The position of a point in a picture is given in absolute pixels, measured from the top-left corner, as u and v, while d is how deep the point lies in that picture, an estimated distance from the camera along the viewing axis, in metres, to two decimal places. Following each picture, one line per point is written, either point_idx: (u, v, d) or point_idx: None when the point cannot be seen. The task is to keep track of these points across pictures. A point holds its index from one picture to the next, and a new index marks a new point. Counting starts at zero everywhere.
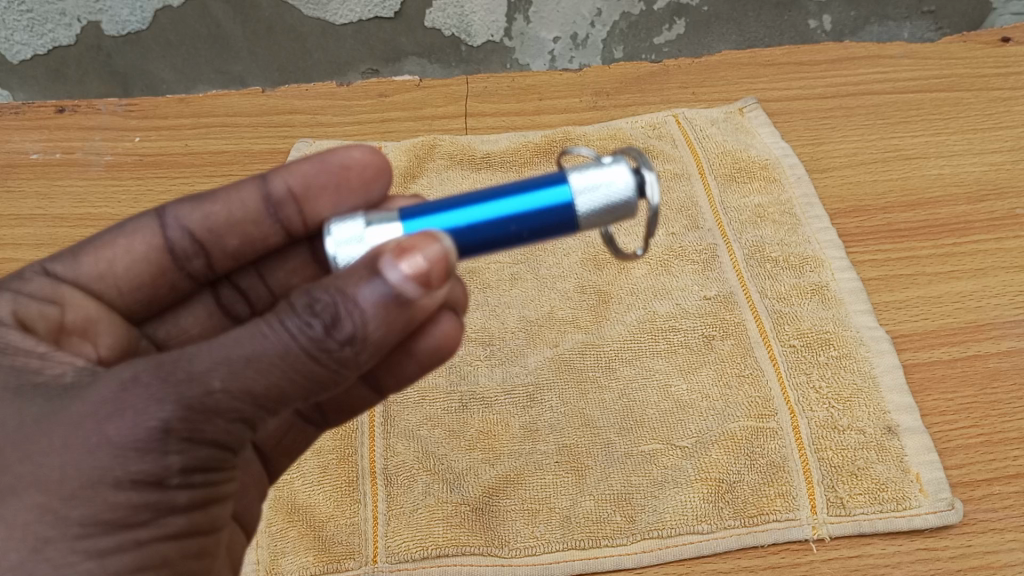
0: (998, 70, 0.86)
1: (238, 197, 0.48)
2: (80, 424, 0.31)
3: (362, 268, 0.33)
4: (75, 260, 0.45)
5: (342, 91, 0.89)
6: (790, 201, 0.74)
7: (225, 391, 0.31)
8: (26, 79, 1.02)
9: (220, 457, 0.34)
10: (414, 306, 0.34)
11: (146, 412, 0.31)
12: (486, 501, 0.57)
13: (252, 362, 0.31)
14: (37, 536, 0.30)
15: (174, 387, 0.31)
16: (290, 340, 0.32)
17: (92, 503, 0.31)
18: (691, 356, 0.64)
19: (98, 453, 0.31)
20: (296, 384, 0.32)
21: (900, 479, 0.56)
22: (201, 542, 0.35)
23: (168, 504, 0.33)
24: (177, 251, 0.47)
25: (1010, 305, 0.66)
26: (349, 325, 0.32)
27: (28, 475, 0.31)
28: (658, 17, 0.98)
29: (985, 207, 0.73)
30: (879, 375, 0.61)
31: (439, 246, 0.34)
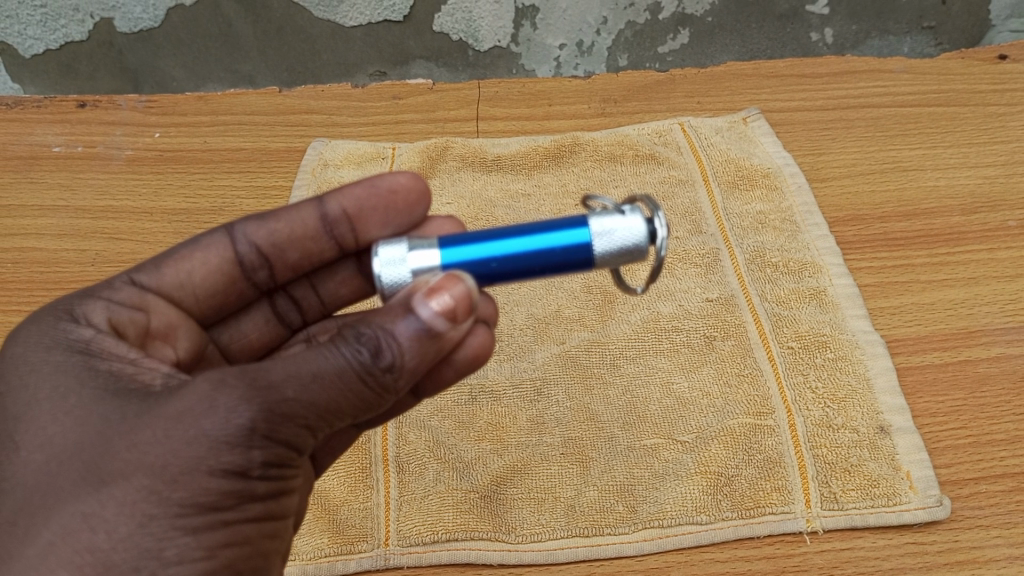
0: (994, 86, 0.89)
1: (298, 216, 0.50)
2: (179, 417, 0.33)
3: (399, 307, 0.37)
4: (157, 271, 0.47)
5: (357, 93, 0.92)
6: (790, 209, 0.76)
7: (297, 400, 0.34)
8: (39, 73, 1.04)
9: (293, 452, 0.35)
10: (447, 339, 0.37)
11: (235, 410, 0.32)
12: (494, 489, 0.59)
13: (317, 378, 0.34)
14: (143, 513, 0.31)
15: (257, 391, 0.33)
16: (342, 367, 0.35)
17: (190, 487, 0.32)
18: (692, 355, 0.66)
19: (195, 444, 0.32)
20: (352, 402, 0.35)
21: (890, 476, 0.59)
22: (274, 526, 0.36)
23: (250, 492, 0.34)
24: (245, 263, 0.49)
25: (1001, 314, 0.68)
26: (390, 355, 0.35)
27: (134, 459, 0.32)
28: (663, 27, 1.01)
29: (978, 218, 0.75)
30: (873, 377, 0.64)
31: (465, 285, 0.38)
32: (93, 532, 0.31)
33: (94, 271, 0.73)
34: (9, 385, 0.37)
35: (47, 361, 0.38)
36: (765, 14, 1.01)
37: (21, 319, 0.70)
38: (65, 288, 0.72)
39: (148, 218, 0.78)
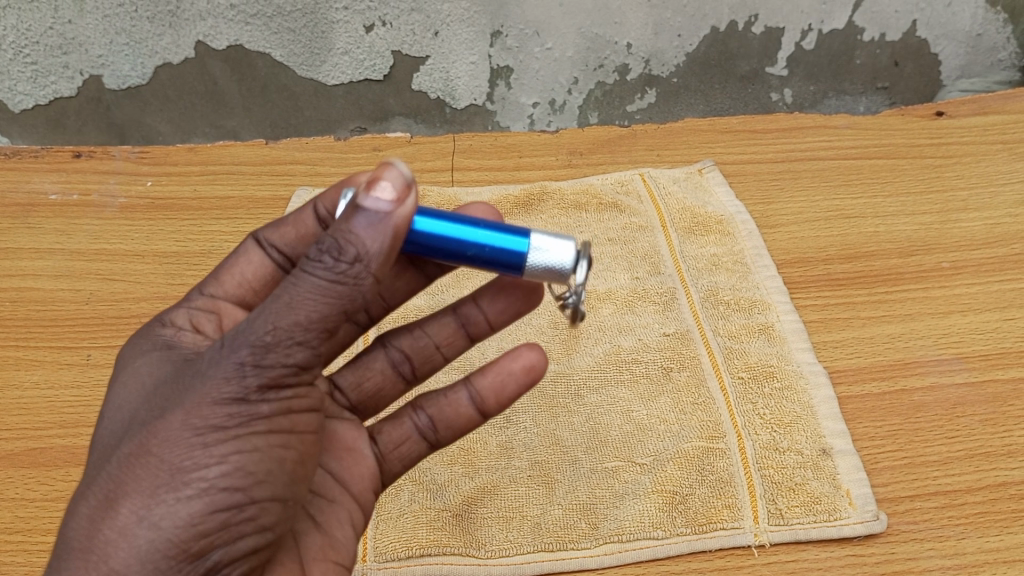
0: (931, 141, 0.96)
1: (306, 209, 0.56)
2: (198, 371, 0.40)
3: (347, 210, 0.39)
4: (219, 282, 0.53)
5: (339, 145, 0.98)
6: (742, 252, 0.82)
7: (278, 324, 0.37)
8: (26, 127, 1.06)
9: (293, 376, 0.39)
10: (400, 218, 0.39)
11: (231, 354, 0.38)
12: (465, 509, 0.63)
13: (291, 299, 0.37)
14: (167, 439, 0.38)
15: (244, 336, 0.38)
16: (313, 277, 0.37)
17: (197, 415, 0.38)
18: (651, 385, 0.71)
19: (203, 385, 0.38)
20: (336, 305, 0.38)
21: (832, 493, 0.64)
22: (286, 439, 0.40)
23: (255, 412, 0.38)
24: (281, 258, 0.55)
25: (935, 346, 0.74)
26: (353, 248, 0.38)
27: (168, 405, 0.39)
28: (630, 87, 1.08)
29: (914, 261, 0.82)
30: (816, 405, 0.69)
31: (395, 168, 0.40)
32: (135, 461, 0.38)
33: (89, 309, 0.78)
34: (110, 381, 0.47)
35: (137, 358, 0.46)
36: (726, 76, 1.08)
37: (17, 355, 0.74)
38: (60, 325, 0.76)
39: (141, 260, 0.83)
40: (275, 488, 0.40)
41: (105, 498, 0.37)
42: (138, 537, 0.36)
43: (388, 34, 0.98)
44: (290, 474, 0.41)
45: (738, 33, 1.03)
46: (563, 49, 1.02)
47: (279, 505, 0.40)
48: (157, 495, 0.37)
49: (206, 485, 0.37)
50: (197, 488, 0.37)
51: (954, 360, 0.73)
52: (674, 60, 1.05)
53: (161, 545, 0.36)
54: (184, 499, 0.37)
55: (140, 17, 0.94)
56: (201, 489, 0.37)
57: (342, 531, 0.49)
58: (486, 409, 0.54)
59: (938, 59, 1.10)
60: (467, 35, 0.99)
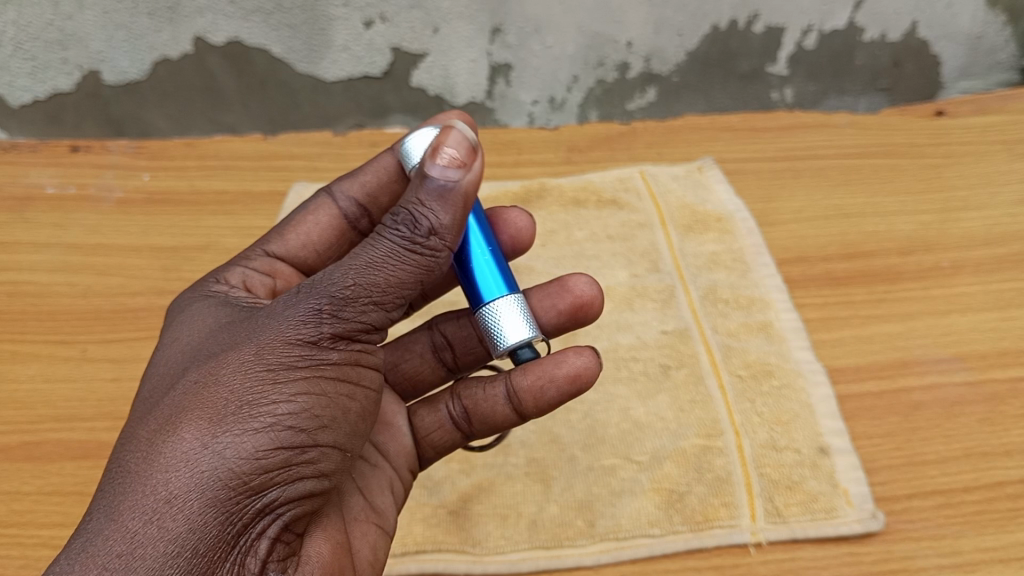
0: (931, 141, 0.96)
1: (378, 166, 0.59)
2: (268, 317, 0.42)
3: (417, 179, 0.43)
4: (283, 240, 0.58)
5: (337, 140, 0.98)
6: (741, 250, 0.82)
7: (357, 280, 0.42)
8: (24, 122, 1.03)
9: (361, 330, 0.43)
10: (467, 185, 0.43)
11: (307, 300, 0.42)
12: (462, 505, 0.63)
13: (370, 262, 0.42)
14: (239, 372, 0.39)
15: (322, 286, 0.42)
16: (389, 243, 0.42)
17: (272, 352, 0.40)
18: (648, 383, 0.71)
19: (279, 326, 0.41)
20: (409, 271, 0.43)
21: (829, 492, 0.63)
22: (350, 393, 0.43)
23: (323, 359, 0.41)
24: (348, 216, 0.59)
25: (935, 345, 0.74)
26: (425, 220, 0.42)
27: (237, 345, 0.41)
28: (630, 85, 1.07)
29: (914, 260, 0.82)
30: (815, 404, 0.69)
31: (459, 130, 0.43)
32: (202, 391, 0.39)
33: (85, 303, 0.77)
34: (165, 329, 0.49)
35: (199, 307, 0.49)
36: (727, 75, 1.08)
37: (13, 349, 0.73)
38: (56, 319, 0.76)
39: (137, 255, 0.82)
40: (336, 436, 0.42)
41: (167, 425, 0.37)
42: (202, 462, 0.36)
43: (387, 30, 0.98)
44: (349, 429, 0.43)
45: (739, 31, 1.03)
46: (563, 47, 1.01)
47: (338, 455, 0.42)
48: (225, 424, 0.37)
49: (274, 419, 0.39)
50: (264, 421, 0.38)
51: (953, 360, 0.73)
52: (674, 58, 1.05)
53: (224, 473, 0.36)
54: (253, 429, 0.38)
55: (139, 12, 0.93)
56: (269, 423, 0.38)
57: (382, 495, 0.52)
58: (523, 411, 0.51)
59: (938, 59, 1.10)
60: (467, 32, 0.99)
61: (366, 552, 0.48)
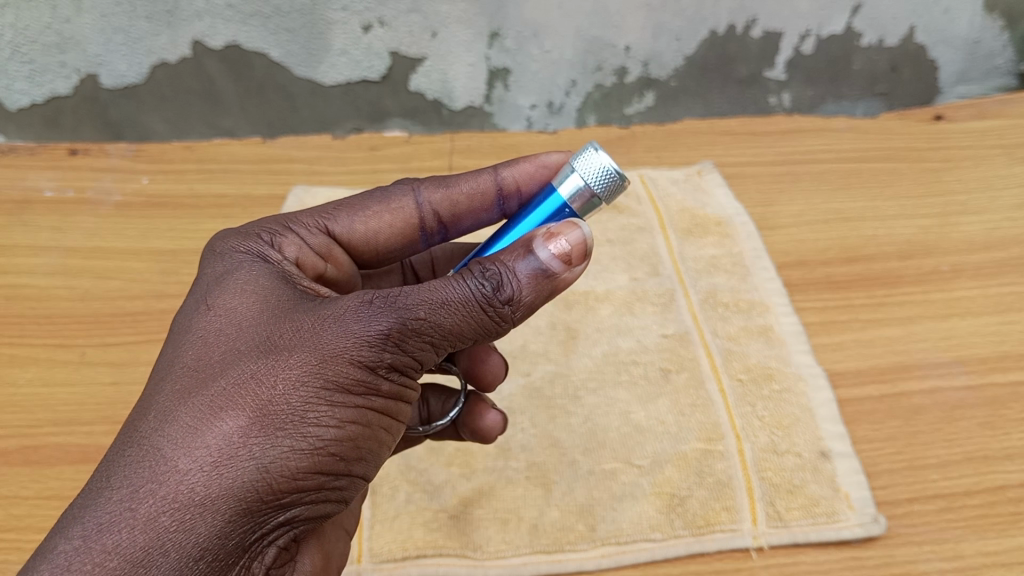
0: (930, 145, 0.96)
1: (474, 188, 0.59)
2: (335, 314, 0.40)
3: (520, 248, 0.43)
4: (350, 225, 0.56)
5: (336, 144, 0.97)
6: (740, 254, 0.82)
7: (428, 318, 0.40)
8: (23, 125, 1.03)
9: (416, 363, 0.42)
10: (561, 281, 0.43)
11: (378, 318, 0.40)
12: (463, 510, 0.63)
13: (447, 303, 0.41)
14: (294, 380, 0.38)
15: (396, 309, 0.40)
16: (467, 292, 0.41)
17: (332, 369, 0.39)
18: (649, 387, 0.70)
19: (345, 336, 0.39)
20: (472, 327, 0.42)
21: (830, 496, 0.63)
22: (390, 423, 0.42)
23: (377, 387, 0.40)
24: (424, 225, 0.58)
25: (935, 350, 0.74)
26: (510, 290, 0.42)
27: (297, 339, 0.39)
28: (629, 89, 1.07)
29: (913, 264, 0.82)
30: (815, 407, 0.69)
31: (581, 231, 0.43)
32: (253, 388, 0.38)
33: (83, 306, 0.77)
34: (212, 275, 0.46)
35: (248, 269, 0.46)
36: (725, 79, 1.08)
37: (10, 352, 0.73)
38: (55, 323, 0.76)
39: (136, 258, 0.82)
40: (366, 469, 0.41)
41: (215, 418, 0.36)
42: (242, 473, 0.36)
43: (386, 34, 0.97)
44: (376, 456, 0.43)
45: (737, 36, 1.03)
46: (561, 51, 1.01)
47: (361, 483, 0.42)
48: (272, 437, 0.37)
49: (319, 443, 0.38)
50: (310, 442, 0.38)
51: (954, 363, 0.73)
52: (673, 63, 1.05)
53: (261, 488, 0.36)
54: (296, 449, 0.37)
55: (137, 16, 0.93)
56: (312, 444, 0.38)
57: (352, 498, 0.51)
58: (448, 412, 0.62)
59: (936, 64, 1.10)
60: (466, 36, 0.99)
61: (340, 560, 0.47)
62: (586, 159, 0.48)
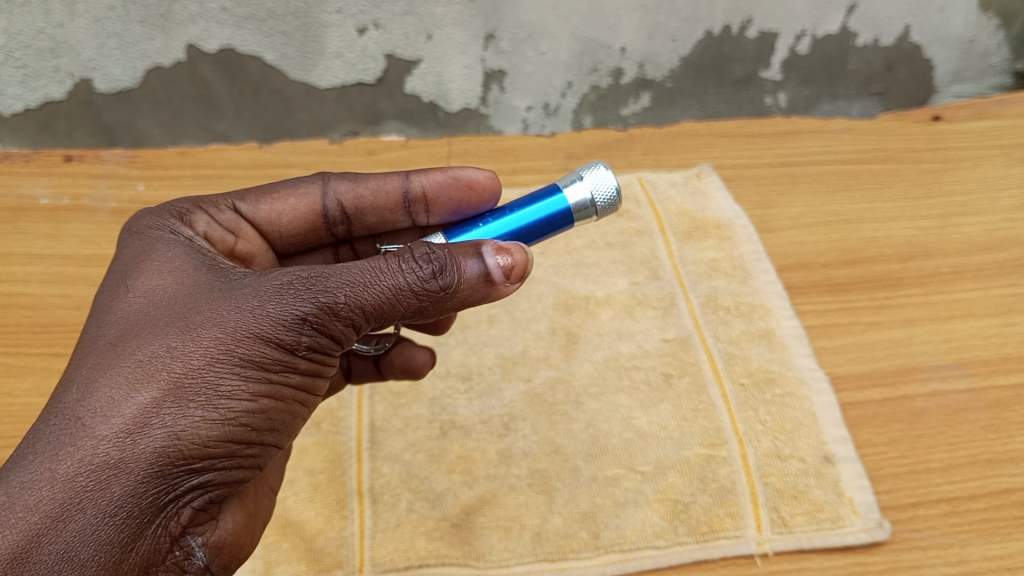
0: (929, 145, 0.96)
1: (384, 187, 0.60)
2: (253, 295, 0.43)
3: (469, 248, 0.46)
4: (256, 204, 0.58)
5: (333, 149, 0.97)
6: (741, 257, 0.82)
7: (349, 302, 0.43)
8: (14, 132, 1.01)
9: (335, 344, 0.44)
10: (495, 292, 0.47)
11: (295, 303, 0.42)
12: (464, 518, 0.62)
13: (370, 287, 0.43)
14: (210, 355, 0.41)
15: (314, 293, 0.42)
16: (400, 280, 0.44)
17: (248, 346, 0.41)
18: (651, 392, 0.70)
19: (261, 318, 0.42)
20: (401, 309, 0.44)
21: (834, 501, 0.63)
22: (306, 396, 0.46)
23: (294, 365, 0.43)
24: (328, 216, 0.60)
25: (937, 352, 0.74)
26: (451, 276, 0.44)
27: (213, 317, 0.42)
28: (625, 90, 1.06)
29: (914, 266, 0.81)
30: (818, 412, 0.68)
31: (525, 254, 0.48)
32: (169, 362, 0.40)
33: (80, 314, 0.77)
34: (128, 252, 0.49)
35: (167, 247, 0.49)
36: (721, 79, 1.07)
37: (6, 361, 0.72)
38: (53, 332, 0.75)
39: None
40: (278, 437, 0.45)
41: (134, 388, 0.39)
42: (154, 440, 0.38)
43: (381, 37, 0.97)
44: (292, 426, 0.46)
45: (732, 36, 1.03)
46: (556, 53, 1.01)
47: (273, 450, 0.45)
48: (184, 407, 0.39)
49: (230, 414, 0.41)
50: (223, 413, 0.40)
51: (955, 366, 0.73)
52: (668, 64, 1.04)
53: (175, 454, 0.39)
54: (209, 418, 0.40)
55: (131, 20, 0.92)
56: (225, 415, 0.41)
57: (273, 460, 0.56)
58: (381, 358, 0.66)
59: (930, 63, 1.10)
60: (461, 39, 0.98)
61: (267, 512, 0.52)
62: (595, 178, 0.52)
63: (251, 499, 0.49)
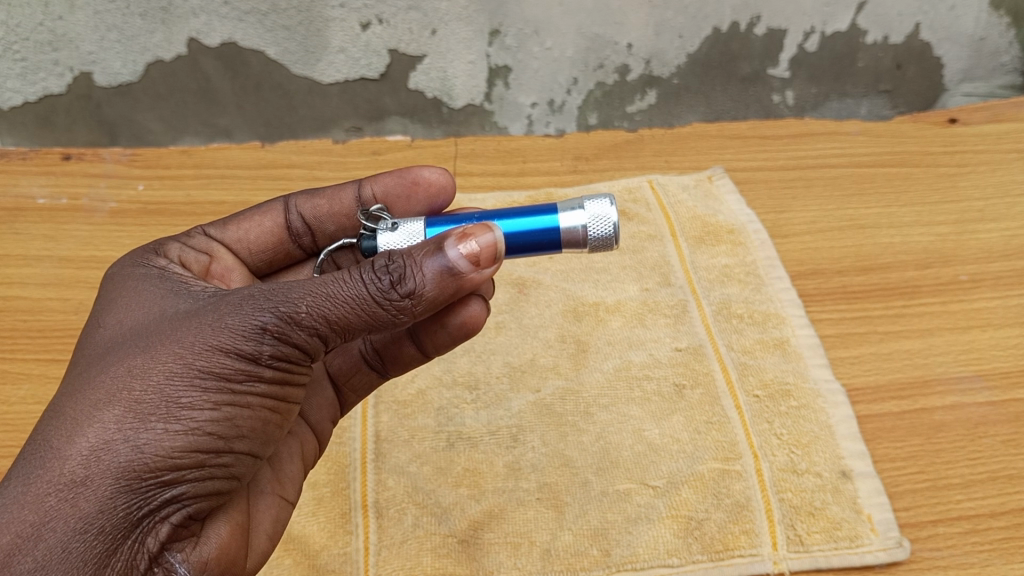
0: (945, 148, 0.94)
1: (339, 196, 0.59)
2: (215, 311, 0.40)
3: (432, 245, 0.41)
4: (223, 227, 0.58)
5: (337, 149, 0.95)
6: (754, 263, 0.80)
7: (310, 312, 0.39)
8: (15, 125, 0.99)
9: (305, 355, 0.41)
10: (467, 282, 0.42)
11: (254, 315, 0.39)
12: (472, 534, 0.60)
13: (331, 297, 0.40)
14: (170, 371, 0.38)
15: (274, 304, 0.40)
16: (361, 290, 0.40)
17: (208, 358, 0.39)
18: (663, 403, 0.68)
19: (220, 331, 0.39)
20: (364, 318, 0.40)
21: (853, 519, 0.61)
22: (278, 405, 0.43)
23: (261, 374, 0.40)
24: (292, 230, 0.59)
25: (955, 364, 0.72)
26: (412, 283, 0.40)
27: (173, 336, 0.40)
28: (630, 87, 1.04)
29: (932, 273, 0.80)
30: (834, 425, 0.67)
31: (493, 235, 0.42)
32: (130, 382, 0.38)
33: (78, 318, 0.75)
34: (106, 291, 0.47)
35: (138, 281, 0.47)
36: (727, 77, 1.05)
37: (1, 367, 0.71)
38: (50, 336, 0.73)
39: None
40: (253, 445, 0.42)
41: (95, 410, 0.37)
42: (117, 456, 0.36)
43: (384, 32, 0.95)
44: (267, 438, 0.43)
45: (740, 34, 1.01)
46: (562, 49, 0.99)
47: (251, 459, 0.42)
48: (146, 422, 0.37)
49: (194, 425, 0.38)
50: (187, 425, 0.38)
51: (974, 379, 0.71)
52: (675, 60, 1.02)
53: (140, 469, 0.36)
54: (172, 432, 0.37)
55: (132, 13, 0.90)
56: (189, 427, 0.38)
57: (291, 465, 0.53)
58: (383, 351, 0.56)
59: (940, 62, 1.08)
60: (466, 34, 0.96)
61: (271, 527, 0.50)
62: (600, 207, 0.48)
63: (243, 513, 0.47)
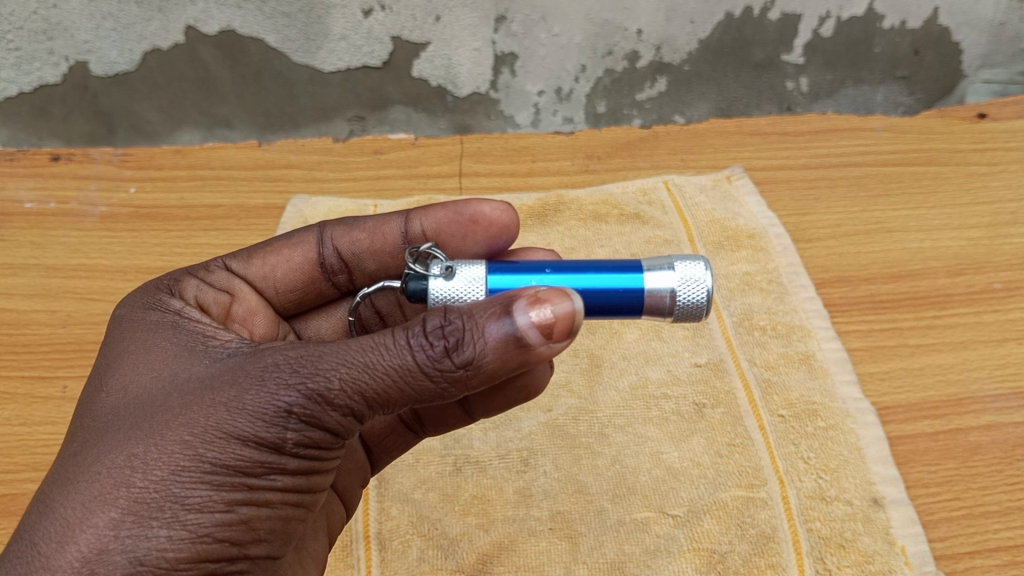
0: (975, 146, 0.89)
1: (382, 231, 0.57)
2: (231, 385, 0.37)
3: (498, 306, 0.37)
4: (248, 261, 0.55)
5: (338, 148, 0.91)
6: (776, 270, 0.76)
7: (343, 390, 0.36)
8: (9, 116, 0.95)
9: (330, 438, 0.38)
10: (535, 355, 0.37)
11: (276, 394, 0.36)
12: (481, 568, 0.57)
13: (367, 369, 0.36)
14: (176, 464, 0.35)
15: (300, 379, 0.36)
16: (407, 358, 0.36)
17: (220, 449, 0.36)
18: (682, 424, 0.65)
19: (237, 412, 0.36)
20: (406, 393, 0.37)
21: (886, 551, 0.57)
22: (298, 499, 0.40)
23: (280, 466, 0.38)
24: (326, 266, 0.57)
25: (990, 380, 0.68)
26: (470, 351, 0.36)
27: (181, 416, 0.36)
28: (641, 74, 0.99)
29: (964, 281, 0.75)
30: (864, 447, 0.63)
31: (571, 303, 0.38)
32: (132, 474, 0.35)
33: (65, 333, 0.71)
34: (111, 339, 0.44)
35: (147, 331, 0.43)
36: (740, 63, 1.00)
37: None
38: (35, 352, 0.70)
39: (123, 277, 0.76)
40: (270, 547, 0.39)
41: (91, 508, 0.34)
42: (113, 569, 0.33)
43: (387, 18, 0.90)
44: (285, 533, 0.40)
45: (753, 19, 0.96)
46: (570, 35, 0.94)
47: (269, 560, 0.39)
48: (147, 527, 0.34)
49: (200, 531, 0.35)
50: (191, 530, 0.35)
51: (1011, 397, 0.67)
52: (687, 46, 0.97)
53: None
54: (176, 539, 0.34)
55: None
56: (195, 533, 0.35)
57: (314, 542, 0.50)
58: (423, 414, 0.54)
59: (960, 47, 1.03)
60: (471, 20, 0.91)
61: None
62: (692, 266, 0.45)
63: None
